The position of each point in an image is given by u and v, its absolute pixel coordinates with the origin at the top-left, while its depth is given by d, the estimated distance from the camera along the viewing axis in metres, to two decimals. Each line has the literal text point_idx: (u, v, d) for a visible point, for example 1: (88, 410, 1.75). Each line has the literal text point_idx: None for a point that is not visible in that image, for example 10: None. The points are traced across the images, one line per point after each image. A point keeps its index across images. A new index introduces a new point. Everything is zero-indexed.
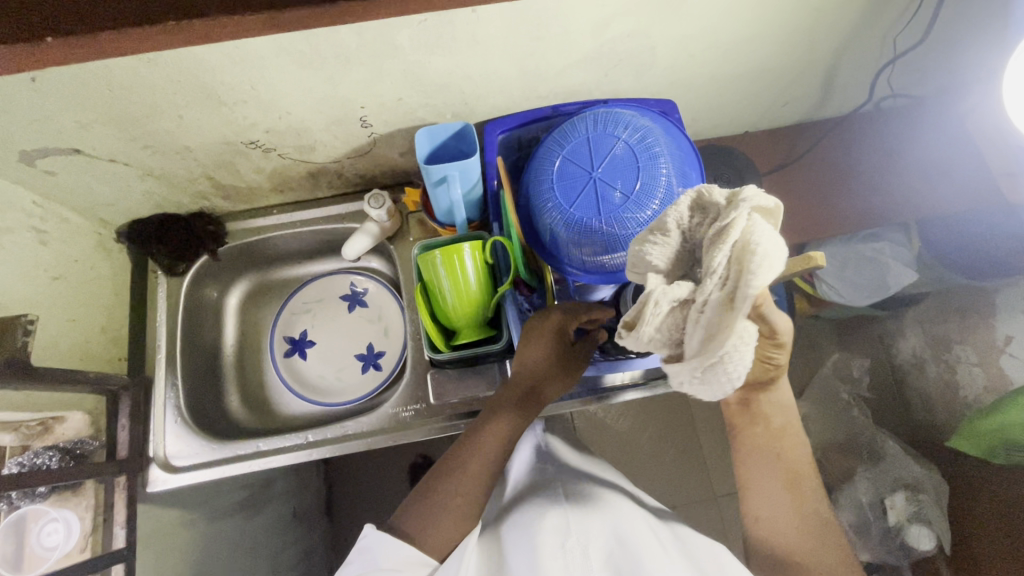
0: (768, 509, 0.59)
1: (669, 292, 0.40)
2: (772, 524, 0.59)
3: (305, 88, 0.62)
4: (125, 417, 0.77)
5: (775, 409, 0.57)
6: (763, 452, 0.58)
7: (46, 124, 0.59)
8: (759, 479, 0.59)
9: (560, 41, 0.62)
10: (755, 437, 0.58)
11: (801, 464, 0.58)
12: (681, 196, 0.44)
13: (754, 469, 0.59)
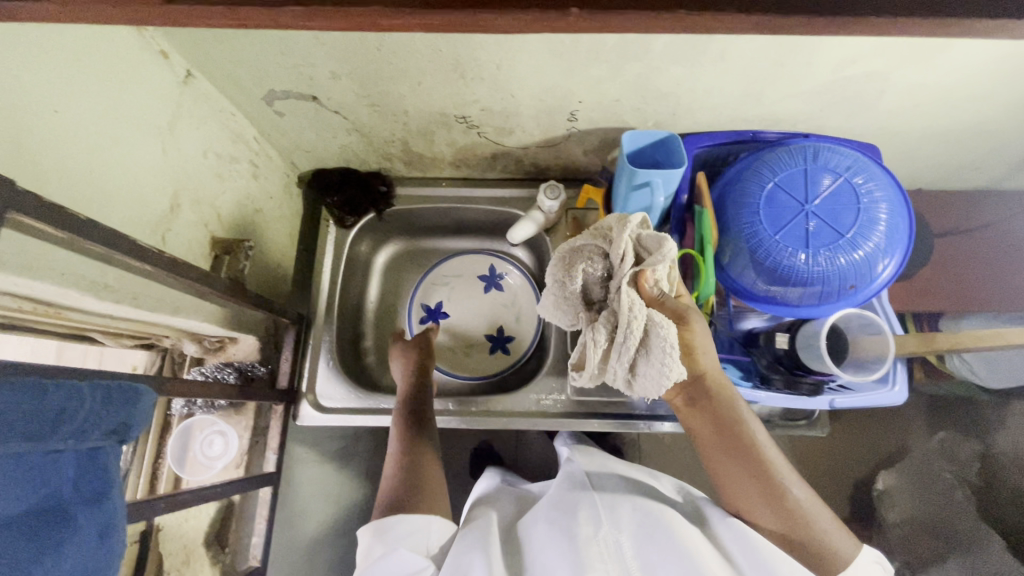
0: (750, 506, 0.59)
1: (595, 332, 0.60)
2: (749, 504, 0.59)
3: (542, 76, 0.64)
4: (289, 349, 0.81)
5: (724, 404, 0.61)
6: (727, 448, 0.61)
7: (305, 72, 0.63)
8: (734, 474, 0.60)
9: (799, 71, 0.62)
10: (710, 433, 0.62)
11: (769, 458, 0.59)
12: (565, 256, 0.66)
13: (728, 466, 0.60)
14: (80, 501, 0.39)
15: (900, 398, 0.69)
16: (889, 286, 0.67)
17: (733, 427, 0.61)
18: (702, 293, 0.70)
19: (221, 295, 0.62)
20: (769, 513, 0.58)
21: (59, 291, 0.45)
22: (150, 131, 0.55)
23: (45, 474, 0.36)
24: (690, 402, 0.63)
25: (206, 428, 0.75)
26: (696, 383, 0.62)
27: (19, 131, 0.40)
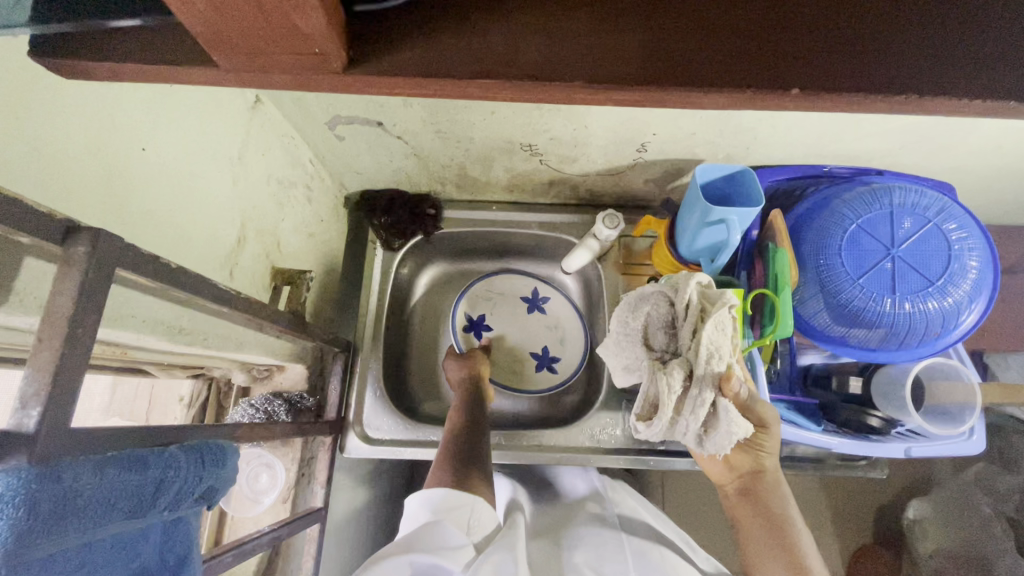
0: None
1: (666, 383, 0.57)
2: None
3: (622, 109, 0.62)
4: (337, 379, 0.78)
5: (774, 501, 0.61)
6: (769, 539, 0.59)
7: (376, 98, 0.60)
8: (771, 571, 0.58)
9: (889, 111, 0.60)
10: (755, 528, 0.61)
11: (809, 568, 0.57)
12: (633, 300, 0.64)
13: (766, 565, 0.59)
14: (166, 571, 0.36)
15: (977, 449, 0.64)
16: (969, 333, 0.65)
17: (777, 526, 0.60)
18: (777, 335, 0.65)
19: (286, 329, 0.59)
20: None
21: (139, 337, 0.42)
22: (223, 161, 0.52)
23: (135, 551, 0.33)
24: (740, 491, 0.63)
25: (252, 460, 0.71)
26: (752, 476, 0.62)
27: (113, 171, 0.38)
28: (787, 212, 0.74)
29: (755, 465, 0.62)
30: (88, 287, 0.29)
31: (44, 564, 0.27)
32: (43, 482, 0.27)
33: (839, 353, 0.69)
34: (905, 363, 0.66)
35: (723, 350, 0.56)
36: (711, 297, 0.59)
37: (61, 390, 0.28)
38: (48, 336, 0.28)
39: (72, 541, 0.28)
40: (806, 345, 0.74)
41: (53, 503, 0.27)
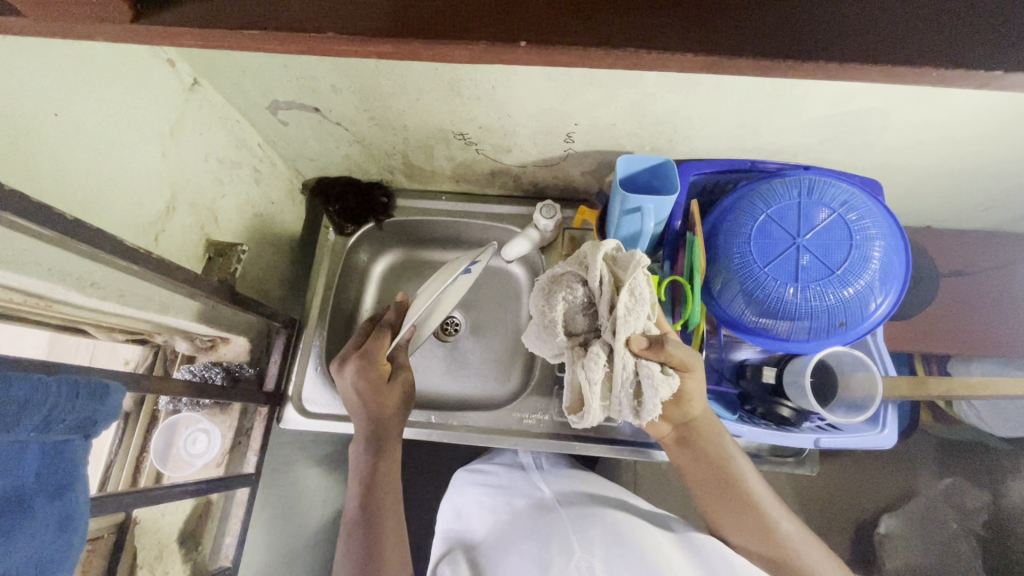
0: (735, 532, 0.66)
1: (592, 366, 0.58)
2: (738, 528, 0.65)
3: (537, 98, 0.64)
4: (278, 353, 0.83)
5: (713, 446, 0.66)
6: (714, 480, 0.66)
7: (305, 83, 0.64)
8: (727, 510, 0.66)
9: (795, 105, 0.61)
10: (700, 472, 0.67)
11: (755, 495, 0.65)
12: (546, 291, 0.64)
13: (716, 501, 0.66)
14: (42, 493, 0.40)
15: (887, 443, 0.66)
16: (882, 327, 0.66)
17: (718, 467, 0.66)
18: (691, 319, 0.68)
19: (210, 296, 0.63)
20: (756, 540, 0.64)
21: (43, 284, 0.46)
22: (150, 135, 0.57)
23: (5, 463, 0.37)
24: (681, 443, 0.67)
25: (191, 425, 0.75)
26: (685, 426, 0.66)
27: (18, 132, 0.43)
28: (713, 205, 0.75)
29: (686, 416, 0.65)
30: None
31: None
32: None
33: (755, 343, 0.70)
34: (816, 354, 0.67)
35: (639, 318, 0.57)
36: (620, 265, 0.59)
37: None
38: None
39: None
40: (736, 341, 0.75)
41: None
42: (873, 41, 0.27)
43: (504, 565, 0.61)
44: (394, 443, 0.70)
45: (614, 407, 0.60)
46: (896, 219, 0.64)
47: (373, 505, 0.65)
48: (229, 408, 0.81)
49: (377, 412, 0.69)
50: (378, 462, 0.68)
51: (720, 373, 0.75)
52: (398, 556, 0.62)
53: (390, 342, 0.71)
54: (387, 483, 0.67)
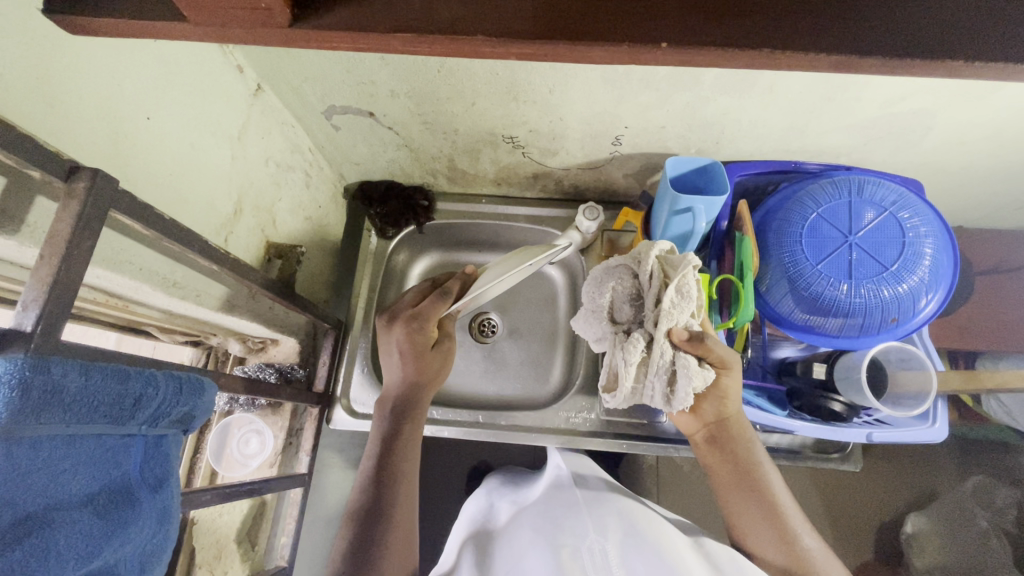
0: (756, 539, 0.62)
1: (629, 350, 0.59)
2: (753, 531, 0.62)
3: (591, 103, 0.65)
4: (327, 354, 0.84)
5: (742, 447, 0.64)
6: (739, 482, 0.64)
7: (367, 88, 0.64)
8: (746, 514, 0.63)
9: (848, 106, 0.61)
10: (727, 473, 0.65)
11: (779, 502, 0.62)
12: (602, 274, 0.66)
13: (741, 504, 0.64)
14: (144, 486, 0.40)
15: (940, 436, 0.68)
16: (928, 324, 0.67)
17: (745, 469, 0.64)
18: (740, 319, 0.68)
19: (274, 297, 0.65)
20: (775, 548, 0.61)
21: (132, 283, 0.48)
22: (222, 139, 0.58)
23: (116, 456, 0.37)
24: (712, 441, 0.66)
25: (243, 425, 0.77)
26: (717, 425, 0.65)
27: (117, 134, 0.44)
28: (758, 204, 0.76)
29: (720, 414, 0.64)
30: (84, 216, 0.34)
31: (29, 443, 0.31)
32: (37, 371, 0.31)
33: (803, 340, 0.71)
34: (866, 349, 0.68)
35: (684, 313, 0.58)
36: (672, 263, 0.59)
37: (55, 297, 0.33)
38: (49, 256, 0.33)
39: (57, 428, 0.33)
40: (780, 339, 0.76)
41: (43, 392, 0.31)
42: (969, 36, 0.30)
43: (512, 544, 0.61)
44: (420, 411, 0.69)
45: (648, 391, 0.61)
46: (944, 218, 0.66)
47: (388, 464, 0.64)
48: (280, 409, 0.82)
49: (409, 377, 0.69)
50: (404, 426, 0.67)
51: (764, 369, 0.76)
52: (405, 522, 0.61)
53: (448, 308, 0.71)
54: (409, 448, 0.66)
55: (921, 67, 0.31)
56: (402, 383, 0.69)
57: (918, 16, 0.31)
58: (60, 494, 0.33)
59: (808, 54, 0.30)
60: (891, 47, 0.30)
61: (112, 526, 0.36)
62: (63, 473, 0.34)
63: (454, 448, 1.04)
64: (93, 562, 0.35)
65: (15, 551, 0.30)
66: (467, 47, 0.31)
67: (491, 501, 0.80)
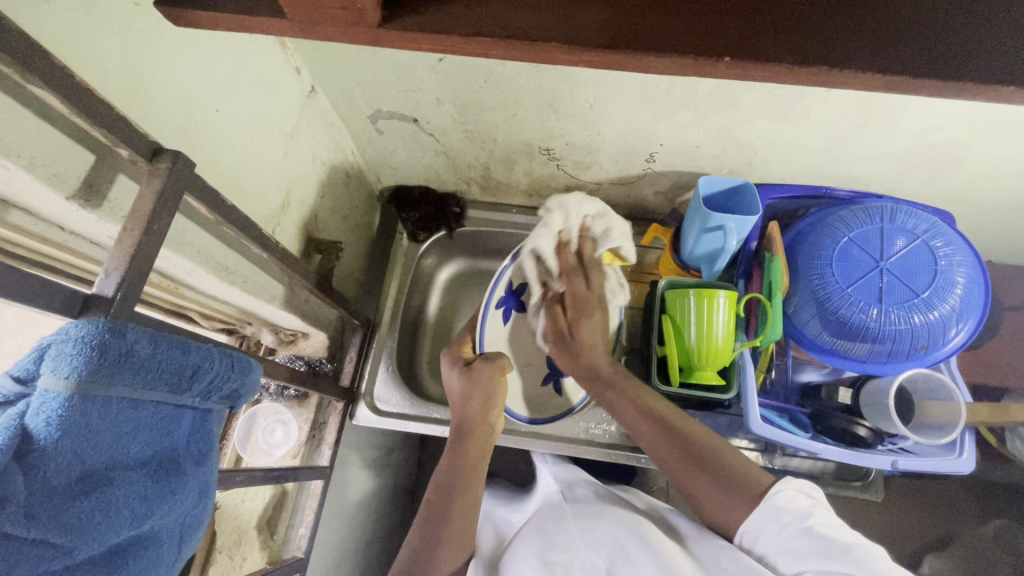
0: (696, 482, 0.57)
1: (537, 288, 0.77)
2: (687, 474, 0.58)
3: (630, 119, 0.67)
4: (354, 350, 0.86)
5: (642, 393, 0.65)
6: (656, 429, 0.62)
7: (415, 94, 0.66)
8: (672, 457, 0.60)
9: (883, 133, 0.63)
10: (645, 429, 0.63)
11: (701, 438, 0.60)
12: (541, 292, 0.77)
13: (667, 451, 0.60)
14: (189, 457, 0.41)
15: (967, 468, 0.66)
16: (957, 354, 0.67)
17: (710, 457, 0.58)
18: (767, 338, 0.69)
19: (312, 289, 0.67)
20: (710, 484, 0.56)
21: (190, 265, 0.50)
22: (277, 136, 0.61)
23: (169, 426, 0.39)
24: (664, 434, 0.61)
25: (269, 416, 0.81)
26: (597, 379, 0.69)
27: (189, 123, 0.46)
28: (788, 228, 0.77)
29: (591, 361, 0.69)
30: (164, 194, 0.37)
31: (102, 403, 0.33)
32: (113, 335, 0.34)
33: (828, 363, 0.71)
34: (893, 375, 0.68)
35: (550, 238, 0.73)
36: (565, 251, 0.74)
37: (133, 268, 0.35)
38: (130, 229, 0.36)
39: (125, 392, 0.34)
40: (804, 363, 0.77)
41: (115, 354, 0.33)
42: (1017, 63, 0.32)
43: (509, 558, 0.60)
44: (488, 444, 0.67)
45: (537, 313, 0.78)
46: (976, 248, 0.66)
47: (454, 492, 0.60)
48: (306, 401, 0.84)
49: (485, 408, 0.68)
50: (473, 455, 0.64)
51: (787, 392, 0.77)
52: (457, 540, 0.57)
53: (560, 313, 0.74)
54: (472, 483, 0.62)
55: (971, 91, 0.32)
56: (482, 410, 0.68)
57: (972, 42, 0.32)
58: (121, 456, 0.35)
59: (861, 72, 0.32)
60: (943, 70, 0.31)
61: (161, 492, 0.38)
62: (125, 438, 0.35)
63: None
64: (142, 525, 0.37)
65: (82, 504, 0.32)
66: (539, 53, 0.33)
67: (491, 514, 0.80)
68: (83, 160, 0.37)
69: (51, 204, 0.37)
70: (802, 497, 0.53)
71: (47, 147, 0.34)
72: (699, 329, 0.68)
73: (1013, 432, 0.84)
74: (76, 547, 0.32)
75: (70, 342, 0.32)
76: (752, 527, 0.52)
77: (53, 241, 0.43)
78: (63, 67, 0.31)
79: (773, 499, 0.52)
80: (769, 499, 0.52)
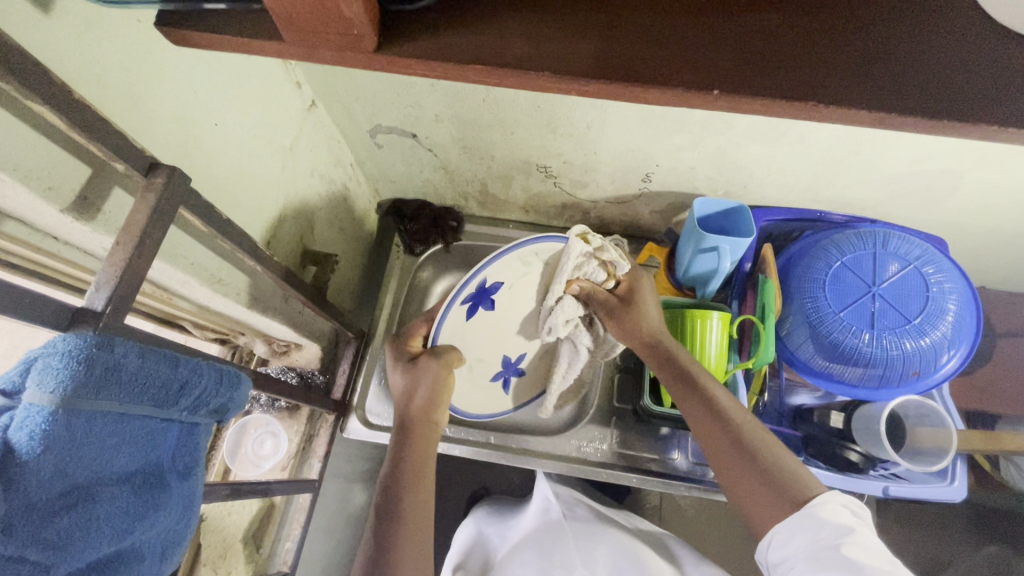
0: (741, 485, 0.52)
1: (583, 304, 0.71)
2: (735, 476, 0.53)
3: (626, 140, 0.68)
4: (347, 363, 0.85)
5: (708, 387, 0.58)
6: (713, 423, 0.56)
7: (413, 111, 0.67)
8: (721, 454, 0.54)
9: (876, 160, 0.63)
10: (703, 419, 0.57)
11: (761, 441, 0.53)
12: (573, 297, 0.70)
13: (720, 448, 0.55)
14: (174, 472, 0.41)
15: (959, 496, 0.68)
16: (949, 381, 0.67)
17: (767, 457, 0.52)
18: (759, 360, 0.69)
19: (306, 301, 0.67)
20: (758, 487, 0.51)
21: (184, 277, 0.50)
22: (275, 149, 0.62)
23: (155, 440, 0.39)
24: (724, 431, 0.55)
25: (260, 427, 0.80)
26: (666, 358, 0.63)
27: (188, 136, 0.47)
28: (782, 250, 0.78)
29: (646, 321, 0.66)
30: (158, 209, 0.37)
31: (86, 417, 0.33)
32: (102, 349, 0.34)
33: (821, 387, 0.71)
34: (885, 400, 0.68)
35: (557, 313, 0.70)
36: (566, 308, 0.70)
37: (124, 283, 0.35)
38: (124, 243, 0.36)
39: (110, 405, 0.34)
40: (796, 385, 0.76)
41: (103, 368, 0.33)
42: (998, 103, 0.32)
43: (507, 567, 0.64)
44: (430, 441, 0.62)
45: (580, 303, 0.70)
46: (968, 276, 0.66)
47: (403, 489, 0.56)
48: (297, 413, 0.84)
49: (429, 403, 0.63)
50: (418, 455, 0.59)
51: (779, 414, 0.76)
52: (418, 534, 0.53)
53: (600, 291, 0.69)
54: (423, 475, 0.58)
55: (950, 130, 0.32)
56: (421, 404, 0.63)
57: (954, 82, 0.32)
58: (105, 470, 0.35)
59: (849, 109, 0.32)
60: (924, 108, 0.32)
61: (145, 507, 0.38)
62: (109, 452, 0.35)
63: (458, 469, 1.04)
64: (124, 541, 0.36)
65: (63, 520, 0.32)
66: (532, 82, 0.34)
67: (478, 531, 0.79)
68: (79, 173, 0.37)
69: (46, 215, 0.37)
70: (847, 513, 0.47)
71: (43, 160, 0.34)
72: (692, 350, 0.68)
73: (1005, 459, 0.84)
74: (54, 564, 0.32)
75: (57, 355, 0.32)
76: (786, 531, 0.47)
77: (46, 252, 0.43)
78: (61, 84, 0.31)
79: (816, 510, 0.47)
80: (813, 509, 0.47)
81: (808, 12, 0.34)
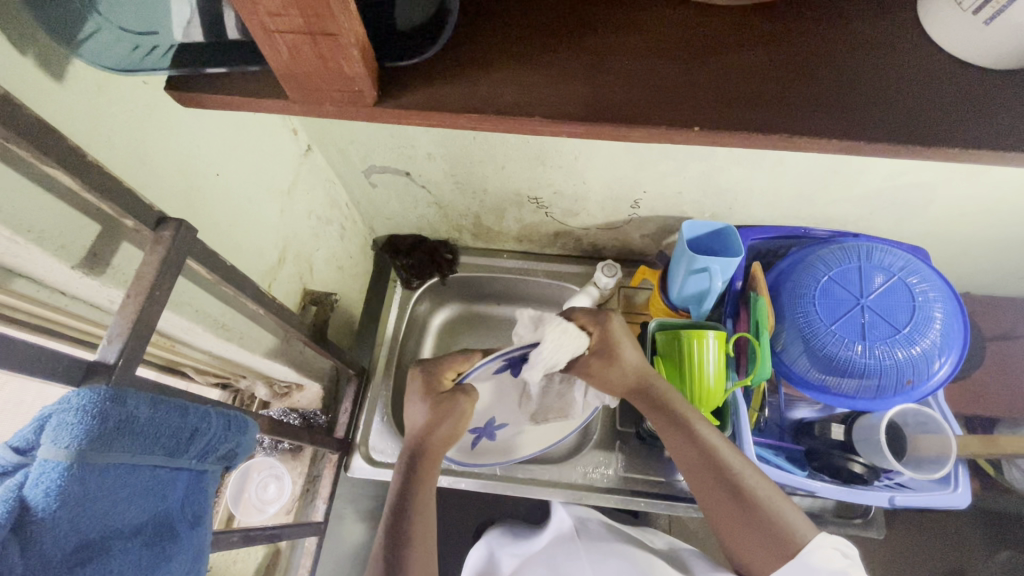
0: (737, 531, 0.55)
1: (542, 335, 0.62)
2: (727, 520, 0.55)
3: (614, 169, 0.70)
4: (349, 401, 0.85)
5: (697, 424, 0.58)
6: (705, 466, 0.57)
7: (407, 151, 0.69)
8: (712, 498, 0.56)
9: (853, 178, 0.66)
10: (693, 458, 0.57)
11: (753, 486, 0.55)
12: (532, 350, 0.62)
13: (712, 491, 0.56)
14: (185, 520, 0.41)
15: (962, 502, 0.68)
16: (942, 388, 0.69)
17: (761, 513, 0.54)
18: (757, 377, 0.70)
19: (307, 340, 0.67)
20: (753, 535, 0.54)
21: (189, 323, 0.51)
22: (274, 193, 0.63)
23: (165, 489, 0.38)
24: (721, 487, 0.56)
25: (262, 470, 0.79)
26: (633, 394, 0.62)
27: (191, 190, 0.48)
28: (771, 267, 0.80)
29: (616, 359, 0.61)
30: (167, 261, 0.38)
31: (100, 469, 0.33)
32: (115, 402, 0.34)
33: (820, 400, 0.72)
34: (883, 410, 0.69)
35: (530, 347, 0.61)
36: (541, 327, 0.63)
37: (135, 335, 0.36)
38: (135, 294, 0.37)
39: (125, 457, 0.35)
40: (796, 400, 0.78)
41: (117, 422, 0.34)
42: (951, 127, 0.34)
43: None
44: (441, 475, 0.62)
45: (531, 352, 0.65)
46: (951, 284, 0.69)
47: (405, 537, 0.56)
48: (300, 454, 0.83)
49: (450, 436, 0.62)
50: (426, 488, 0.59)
51: (781, 429, 0.77)
52: None
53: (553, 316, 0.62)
54: (426, 529, 0.57)
55: (910, 151, 0.35)
56: (429, 442, 0.62)
57: (909, 109, 0.35)
58: (118, 522, 0.35)
59: (823, 139, 0.34)
60: (883, 133, 0.34)
61: (157, 558, 0.37)
62: (120, 504, 0.35)
63: (463, 503, 1.02)
64: None
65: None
66: (521, 125, 0.36)
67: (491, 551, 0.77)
68: (90, 231, 0.38)
69: (57, 272, 0.38)
70: (838, 554, 0.51)
71: (58, 220, 0.36)
72: (691, 369, 0.69)
73: (1007, 462, 0.84)
74: None
75: (71, 410, 0.32)
76: None
77: (54, 307, 0.44)
78: (78, 149, 0.33)
79: (807, 559, 0.50)
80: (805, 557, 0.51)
81: (778, 53, 0.37)
